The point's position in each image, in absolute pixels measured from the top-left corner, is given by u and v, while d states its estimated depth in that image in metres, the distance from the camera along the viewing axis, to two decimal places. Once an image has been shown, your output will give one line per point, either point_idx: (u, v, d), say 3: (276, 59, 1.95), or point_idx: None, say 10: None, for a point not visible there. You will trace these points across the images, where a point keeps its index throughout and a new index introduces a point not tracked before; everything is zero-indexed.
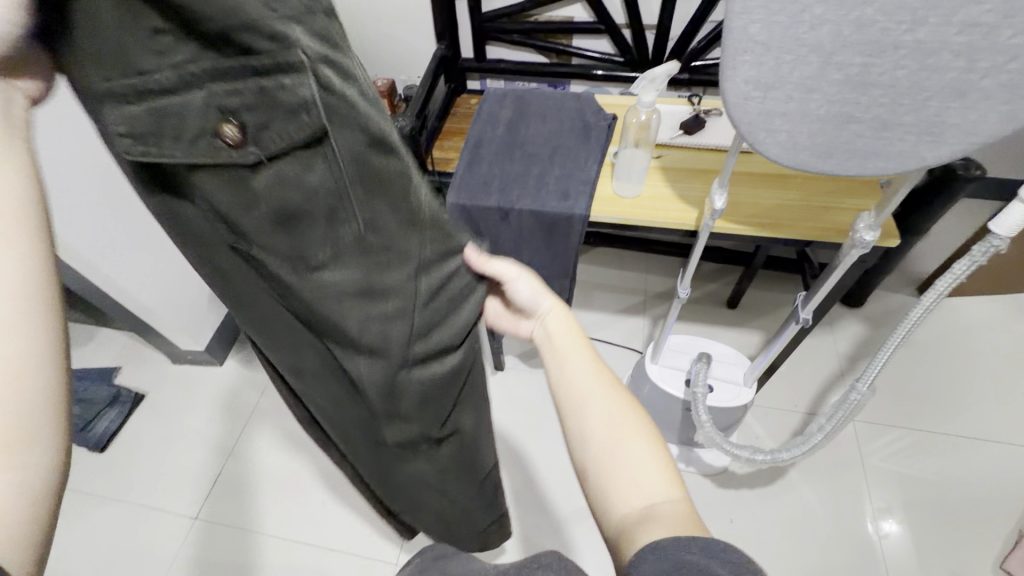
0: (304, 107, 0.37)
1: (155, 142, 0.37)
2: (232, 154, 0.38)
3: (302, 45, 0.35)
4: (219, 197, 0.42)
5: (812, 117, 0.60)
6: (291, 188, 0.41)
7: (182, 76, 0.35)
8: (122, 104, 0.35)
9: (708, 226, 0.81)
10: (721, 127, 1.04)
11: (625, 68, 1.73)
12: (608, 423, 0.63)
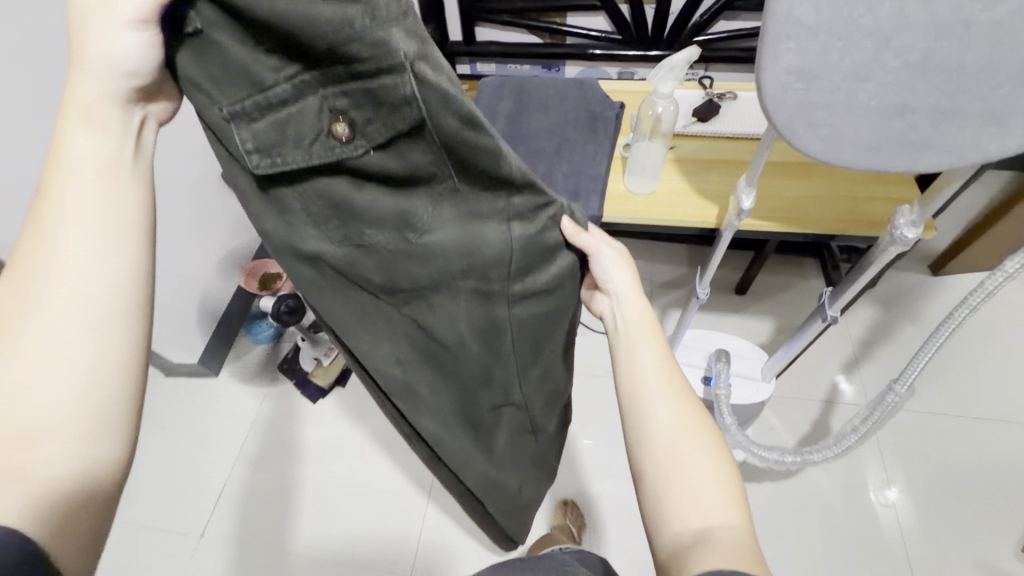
0: (407, 102, 0.40)
1: (278, 152, 0.41)
2: (344, 151, 0.43)
3: (401, 47, 0.38)
4: (331, 188, 0.46)
5: (860, 112, 0.53)
6: (398, 166, 0.46)
7: (295, 87, 0.39)
8: (247, 122, 0.39)
9: (732, 226, 0.76)
10: (737, 113, 0.97)
11: (623, 47, 1.64)
12: (675, 428, 0.60)
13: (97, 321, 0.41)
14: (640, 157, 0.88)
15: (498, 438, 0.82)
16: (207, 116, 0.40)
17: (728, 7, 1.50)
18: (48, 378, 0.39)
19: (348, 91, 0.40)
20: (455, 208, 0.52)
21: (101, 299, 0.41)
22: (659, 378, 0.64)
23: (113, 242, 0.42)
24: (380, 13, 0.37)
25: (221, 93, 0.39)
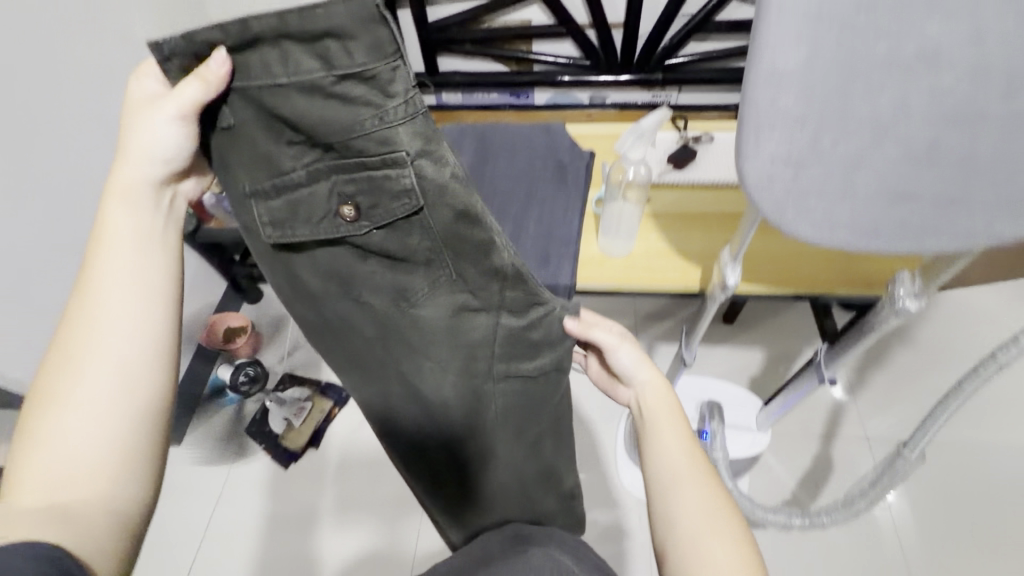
0: (405, 192, 0.39)
1: (289, 225, 0.43)
2: (349, 229, 0.42)
3: (402, 145, 0.37)
4: (337, 256, 0.45)
5: (859, 202, 0.46)
6: (394, 244, 0.43)
7: (311, 173, 0.40)
8: (264, 198, 0.42)
9: (718, 298, 0.69)
10: (715, 157, 0.91)
11: (592, 73, 1.58)
12: (703, 525, 0.52)
13: (128, 363, 0.44)
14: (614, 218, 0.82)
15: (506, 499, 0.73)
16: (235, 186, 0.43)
17: (698, 28, 1.44)
18: (81, 410, 0.42)
19: (358, 178, 0.39)
20: (446, 291, 0.47)
21: (137, 341, 0.45)
22: (687, 466, 0.56)
23: (147, 296, 0.46)
24: (388, 115, 0.36)
25: (244, 173, 0.42)
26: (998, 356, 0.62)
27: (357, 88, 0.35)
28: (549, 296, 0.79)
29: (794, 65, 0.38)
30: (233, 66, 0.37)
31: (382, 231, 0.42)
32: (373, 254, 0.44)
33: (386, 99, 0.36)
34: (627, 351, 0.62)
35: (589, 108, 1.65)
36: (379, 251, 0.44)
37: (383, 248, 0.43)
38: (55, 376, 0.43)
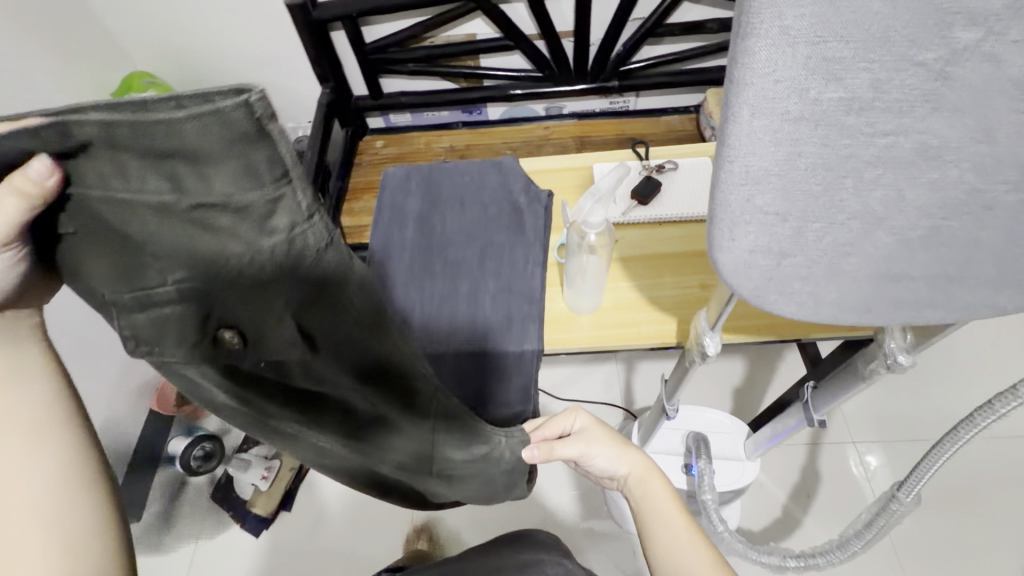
0: (296, 326, 0.29)
1: (152, 354, 0.29)
2: (230, 361, 0.31)
3: (289, 280, 0.26)
4: (207, 385, 0.33)
5: (850, 286, 0.40)
6: (289, 372, 0.33)
7: (176, 298, 0.28)
8: (126, 316, 0.28)
9: (697, 361, 0.64)
10: (680, 188, 0.85)
11: (546, 84, 1.50)
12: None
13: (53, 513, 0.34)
14: (578, 273, 0.73)
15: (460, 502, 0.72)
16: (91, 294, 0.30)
17: (651, 32, 1.37)
18: (34, 549, 0.33)
19: (247, 304, 0.28)
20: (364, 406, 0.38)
21: (47, 494, 0.34)
22: (682, 541, 0.59)
23: (38, 440, 0.34)
24: (271, 247, 0.25)
25: (103, 283, 0.29)
26: (993, 406, 0.59)
27: (222, 218, 0.24)
28: (516, 363, 0.74)
29: (768, 165, 0.31)
30: (65, 170, 0.24)
31: (274, 361, 0.31)
32: (262, 383, 0.33)
33: (261, 235, 0.24)
34: (599, 452, 0.64)
35: (545, 120, 1.59)
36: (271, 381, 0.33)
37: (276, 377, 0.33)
38: None
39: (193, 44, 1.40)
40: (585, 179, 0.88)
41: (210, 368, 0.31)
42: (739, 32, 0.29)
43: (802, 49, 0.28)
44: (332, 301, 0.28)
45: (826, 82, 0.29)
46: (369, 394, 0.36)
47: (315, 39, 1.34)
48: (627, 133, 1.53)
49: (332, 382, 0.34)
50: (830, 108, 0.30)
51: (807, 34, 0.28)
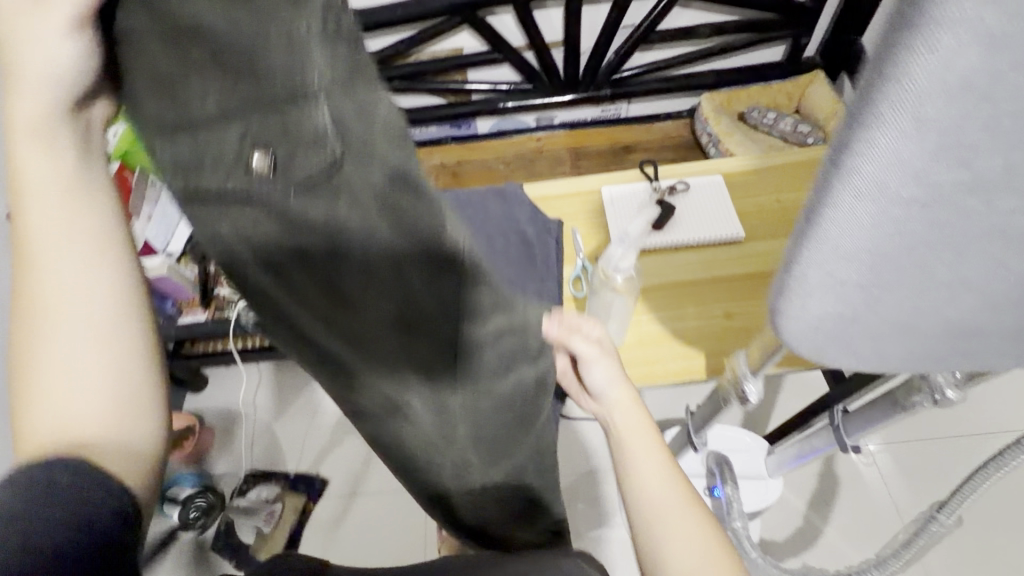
0: (333, 153, 0.24)
1: (192, 179, 0.23)
2: (264, 199, 0.24)
3: (324, 84, 0.22)
4: (240, 256, 0.27)
5: (927, 347, 0.36)
6: (323, 235, 0.26)
7: (211, 102, 0.22)
8: (148, 128, 0.23)
9: (733, 401, 0.61)
10: (694, 208, 0.82)
11: (536, 96, 1.46)
12: (694, 556, 0.46)
13: (102, 335, 0.32)
14: (600, 312, 0.68)
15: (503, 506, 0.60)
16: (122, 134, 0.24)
17: (643, 39, 1.33)
18: (84, 382, 0.32)
19: (274, 111, 0.22)
20: (407, 309, 0.31)
21: (93, 314, 0.32)
22: (663, 485, 0.50)
23: (98, 265, 0.32)
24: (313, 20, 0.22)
25: (142, 94, 0.23)
26: None
27: None
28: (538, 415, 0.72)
29: (861, 248, 0.27)
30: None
31: (305, 216, 0.25)
32: (288, 258, 0.27)
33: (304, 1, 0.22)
34: (603, 368, 0.53)
35: (536, 131, 1.54)
36: (302, 254, 0.27)
37: (306, 247, 0.27)
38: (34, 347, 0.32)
39: None
40: (594, 204, 0.85)
41: (236, 207, 0.25)
42: (873, 72, 0.21)
43: (937, 119, 0.21)
44: (364, 96, 0.24)
45: (951, 161, 0.22)
46: (411, 275, 0.29)
47: None
48: (622, 143, 1.50)
49: (374, 267, 0.29)
50: (946, 187, 0.23)
51: (958, 96, 0.20)
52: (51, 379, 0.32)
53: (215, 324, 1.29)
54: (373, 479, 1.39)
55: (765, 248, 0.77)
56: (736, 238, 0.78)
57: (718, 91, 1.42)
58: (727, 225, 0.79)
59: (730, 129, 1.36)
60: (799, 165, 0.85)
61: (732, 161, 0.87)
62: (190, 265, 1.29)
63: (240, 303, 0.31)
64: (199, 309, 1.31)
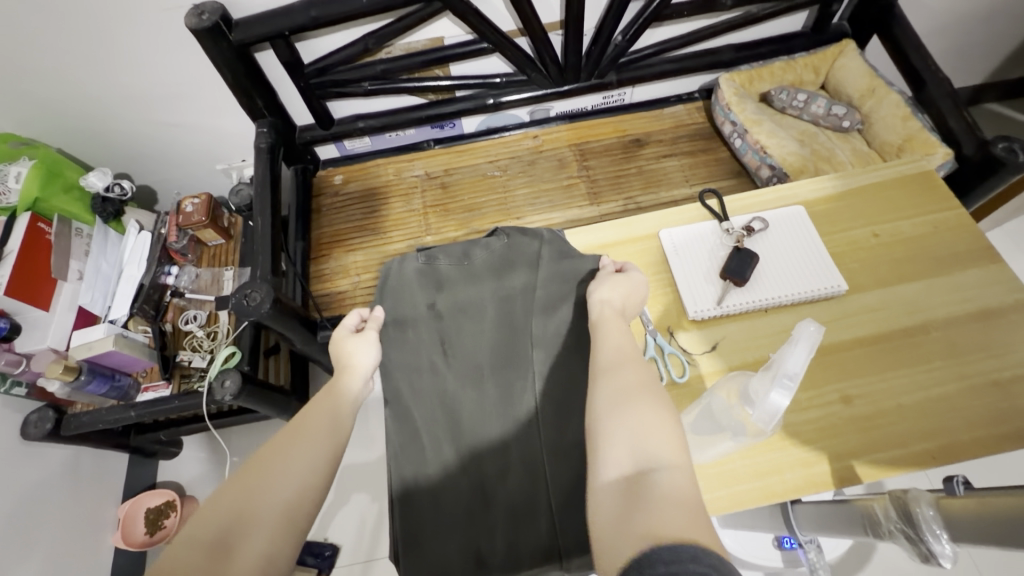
0: (489, 249, 0.70)
1: (440, 264, 0.70)
2: (447, 268, 0.70)
3: (495, 241, 0.70)
4: (423, 290, 0.69)
5: None
6: (461, 278, 0.69)
7: (451, 251, 0.71)
8: (410, 257, 0.71)
9: (897, 540, 0.47)
10: (777, 255, 0.66)
11: (531, 88, 1.25)
12: (639, 427, 0.44)
13: (295, 470, 0.49)
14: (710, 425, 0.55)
15: (532, 533, 0.59)
16: (399, 264, 0.71)
17: (656, 16, 1.13)
18: (277, 500, 0.46)
19: (464, 251, 0.71)
20: (503, 324, 0.66)
21: (300, 460, 0.50)
22: (625, 378, 0.49)
23: None
24: (504, 238, 0.70)
25: (413, 273, 0.70)
26: None
27: (495, 242, 0.70)
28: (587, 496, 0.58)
29: None
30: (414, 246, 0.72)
31: (464, 273, 0.69)
32: (443, 293, 0.69)
33: (496, 236, 0.71)
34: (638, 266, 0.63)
35: (531, 127, 1.34)
36: (447, 292, 0.69)
37: (451, 284, 0.69)
38: (249, 473, 0.48)
39: (72, 91, 1.07)
40: (653, 253, 0.68)
41: (433, 272, 0.70)
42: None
43: None
44: (516, 240, 0.70)
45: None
46: (502, 321, 0.66)
47: (238, 70, 1.02)
48: (632, 134, 1.31)
49: (492, 293, 0.68)
50: None
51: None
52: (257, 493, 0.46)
53: (182, 401, 1.06)
54: (386, 542, 1.25)
55: (876, 303, 0.63)
56: (838, 291, 0.63)
57: (738, 71, 1.23)
58: (824, 276, 0.64)
59: (757, 117, 1.17)
60: (892, 186, 0.71)
61: (809, 186, 0.72)
62: (142, 326, 1.12)
63: (431, 319, 0.68)
64: (162, 382, 1.11)
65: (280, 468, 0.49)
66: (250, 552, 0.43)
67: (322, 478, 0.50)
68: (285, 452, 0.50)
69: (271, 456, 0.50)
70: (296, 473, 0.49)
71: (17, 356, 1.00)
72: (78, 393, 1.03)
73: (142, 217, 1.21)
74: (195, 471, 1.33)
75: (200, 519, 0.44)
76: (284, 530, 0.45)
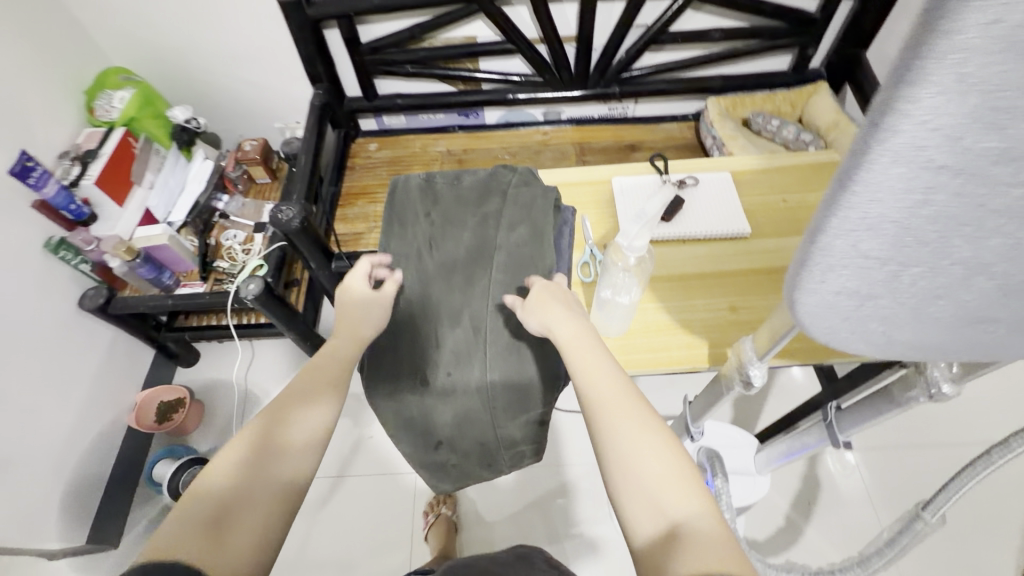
0: (477, 176, 0.86)
1: (435, 182, 0.86)
2: (441, 186, 0.86)
3: (483, 172, 0.86)
4: (419, 200, 0.84)
5: (928, 322, 0.38)
6: (450, 193, 0.84)
7: (446, 176, 0.87)
8: (413, 176, 0.87)
9: (737, 388, 0.63)
10: (703, 204, 0.82)
11: (546, 89, 1.46)
12: (662, 490, 0.47)
13: (288, 454, 0.53)
14: (608, 300, 0.69)
15: (470, 381, 0.73)
16: (403, 180, 0.87)
17: (654, 40, 1.34)
18: (270, 482, 0.51)
19: (457, 176, 0.87)
20: (478, 229, 0.80)
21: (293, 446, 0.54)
22: (633, 419, 0.51)
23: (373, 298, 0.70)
24: (491, 171, 0.86)
25: (413, 186, 0.86)
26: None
27: (482, 171, 0.86)
28: (519, 360, 0.72)
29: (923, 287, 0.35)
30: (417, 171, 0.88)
31: (455, 190, 0.85)
32: (435, 204, 0.84)
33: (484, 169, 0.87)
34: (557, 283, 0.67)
35: (543, 125, 1.55)
36: (437, 204, 0.84)
37: (442, 197, 0.84)
38: (243, 454, 0.52)
39: (176, 44, 1.34)
40: (605, 194, 0.86)
41: (428, 188, 0.85)
42: (800, 251, 0.35)
43: (946, 172, 0.25)
44: (500, 172, 0.85)
45: (897, 288, 0.35)
46: (477, 227, 0.81)
47: (307, 38, 1.27)
48: (628, 141, 1.50)
49: (473, 207, 0.83)
50: (973, 263, 0.32)
51: (869, 260, 0.32)
52: (251, 473, 0.51)
53: (211, 296, 1.26)
54: (362, 462, 1.39)
55: (773, 247, 0.79)
56: (742, 234, 0.79)
57: (723, 97, 1.43)
58: (735, 220, 0.80)
59: (734, 134, 1.36)
60: (808, 167, 0.88)
61: (739, 161, 0.89)
62: (191, 237, 1.35)
63: (421, 221, 0.83)
64: (198, 281, 1.32)
65: (277, 464, 0.52)
66: (247, 529, 0.47)
67: (310, 457, 0.55)
68: (278, 440, 0.54)
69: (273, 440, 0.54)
70: (284, 460, 0.53)
71: (91, 237, 1.21)
72: (131, 275, 1.24)
73: (208, 151, 1.45)
74: (208, 380, 1.51)
75: (200, 496, 0.48)
76: (276, 509, 0.50)
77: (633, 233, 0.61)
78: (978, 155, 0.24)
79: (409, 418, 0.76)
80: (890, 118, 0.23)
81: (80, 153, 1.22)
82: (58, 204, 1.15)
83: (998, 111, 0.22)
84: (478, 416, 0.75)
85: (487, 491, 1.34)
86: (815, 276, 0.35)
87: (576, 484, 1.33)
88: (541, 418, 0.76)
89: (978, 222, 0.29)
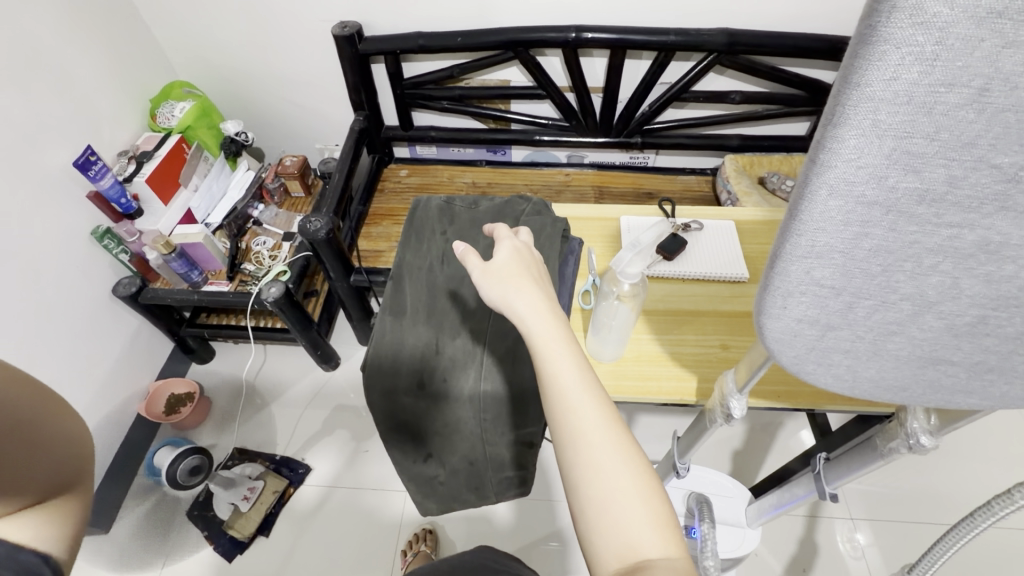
0: (495, 203, 0.92)
1: (455, 204, 0.93)
2: (459, 209, 0.92)
3: (500, 199, 0.92)
4: (437, 218, 0.91)
5: (890, 366, 0.39)
6: (466, 216, 0.91)
7: (467, 202, 0.94)
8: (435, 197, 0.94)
9: (719, 421, 0.64)
10: (705, 248, 0.86)
11: (570, 133, 1.53)
12: (630, 518, 0.43)
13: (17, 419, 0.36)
14: (603, 325, 0.73)
15: (461, 389, 0.75)
16: (426, 200, 0.94)
17: (677, 96, 1.42)
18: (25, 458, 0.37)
19: (476, 202, 0.93)
20: (487, 248, 0.85)
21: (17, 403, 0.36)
22: (605, 438, 0.46)
23: None
24: (506, 200, 0.92)
25: (433, 206, 0.92)
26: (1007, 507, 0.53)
27: (498, 199, 0.92)
28: (510, 373, 0.75)
29: (882, 323, 0.35)
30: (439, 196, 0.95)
31: (473, 214, 0.91)
32: (451, 224, 0.90)
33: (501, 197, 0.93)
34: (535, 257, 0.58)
35: (566, 167, 1.63)
36: (453, 224, 0.90)
37: (458, 218, 0.90)
38: None
39: (240, 68, 1.48)
40: (612, 230, 0.91)
41: (446, 209, 0.92)
42: (763, 278, 0.36)
43: (880, 207, 0.29)
44: (516, 201, 0.91)
45: (857, 321, 0.35)
46: (486, 247, 0.86)
47: (354, 69, 1.38)
48: (645, 189, 1.56)
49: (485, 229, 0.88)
50: (924, 302, 0.33)
51: (822, 285, 0.34)
52: None
53: (234, 296, 1.33)
54: (353, 476, 1.40)
55: None
56: (740, 279, 0.82)
57: (741, 155, 1.49)
58: (734, 266, 0.83)
59: (749, 189, 1.40)
60: None
61: (744, 212, 0.93)
62: (224, 238, 1.43)
63: (436, 237, 0.88)
64: (224, 281, 1.39)
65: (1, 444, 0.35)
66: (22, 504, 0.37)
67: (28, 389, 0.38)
68: None
69: (46, 459, 0.40)
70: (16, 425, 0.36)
71: (134, 229, 1.30)
72: (165, 268, 1.33)
73: (251, 162, 1.57)
74: (220, 378, 1.58)
75: None
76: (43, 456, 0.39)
77: (627, 259, 0.66)
78: (904, 194, 0.28)
79: (404, 421, 0.80)
80: (825, 155, 0.28)
81: (137, 153, 1.32)
82: (110, 196, 1.24)
83: (912, 157, 0.27)
84: (466, 427, 0.77)
85: (474, 518, 1.33)
86: (780, 301, 0.36)
87: (563, 521, 1.31)
88: (528, 439, 0.79)
89: (916, 260, 0.31)
